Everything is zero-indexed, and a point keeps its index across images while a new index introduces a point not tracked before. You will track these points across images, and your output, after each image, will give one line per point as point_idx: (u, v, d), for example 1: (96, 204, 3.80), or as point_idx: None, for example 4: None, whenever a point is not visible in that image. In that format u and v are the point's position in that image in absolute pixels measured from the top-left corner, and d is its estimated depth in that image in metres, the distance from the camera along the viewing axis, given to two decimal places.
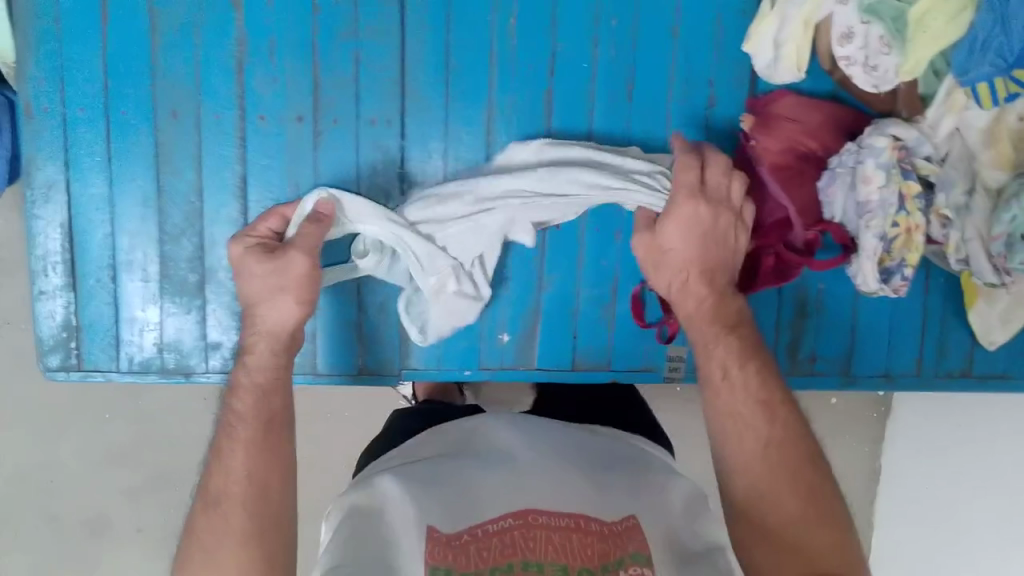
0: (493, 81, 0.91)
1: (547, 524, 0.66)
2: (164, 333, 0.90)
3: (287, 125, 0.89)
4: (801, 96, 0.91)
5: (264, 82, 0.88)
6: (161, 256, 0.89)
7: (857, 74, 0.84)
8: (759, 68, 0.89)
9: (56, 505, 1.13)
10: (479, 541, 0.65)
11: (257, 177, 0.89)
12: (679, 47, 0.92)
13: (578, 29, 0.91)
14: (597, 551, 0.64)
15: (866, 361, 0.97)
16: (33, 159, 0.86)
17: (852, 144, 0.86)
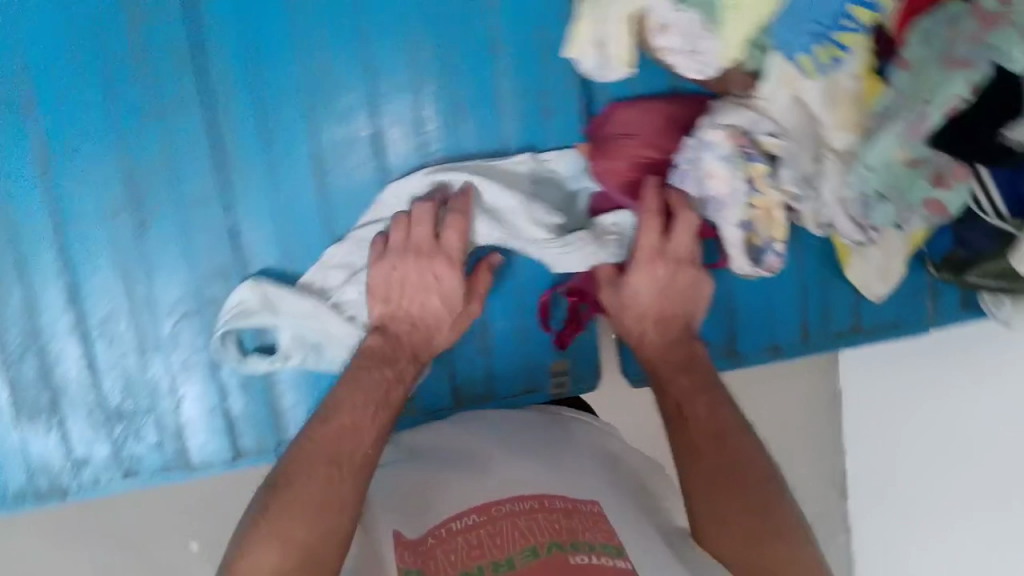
0: (312, 127, 0.85)
1: (511, 513, 0.66)
2: (28, 454, 0.86)
3: (116, 223, 0.84)
4: (634, 105, 0.86)
5: (159, 156, 0.83)
6: (7, 382, 0.85)
7: (682, 62, 0.80)
8: (589, 71, 0.83)
9: None
10: (443, 545, 0.64)
11: (97, 287, 0.85)
12: (505, 75, 0.86)
13: (394, 66, 0.85)
14: (564, 528, 0.63)
15: (751, 338, 0.94)
16: None
17: (688, 140, 0.80)
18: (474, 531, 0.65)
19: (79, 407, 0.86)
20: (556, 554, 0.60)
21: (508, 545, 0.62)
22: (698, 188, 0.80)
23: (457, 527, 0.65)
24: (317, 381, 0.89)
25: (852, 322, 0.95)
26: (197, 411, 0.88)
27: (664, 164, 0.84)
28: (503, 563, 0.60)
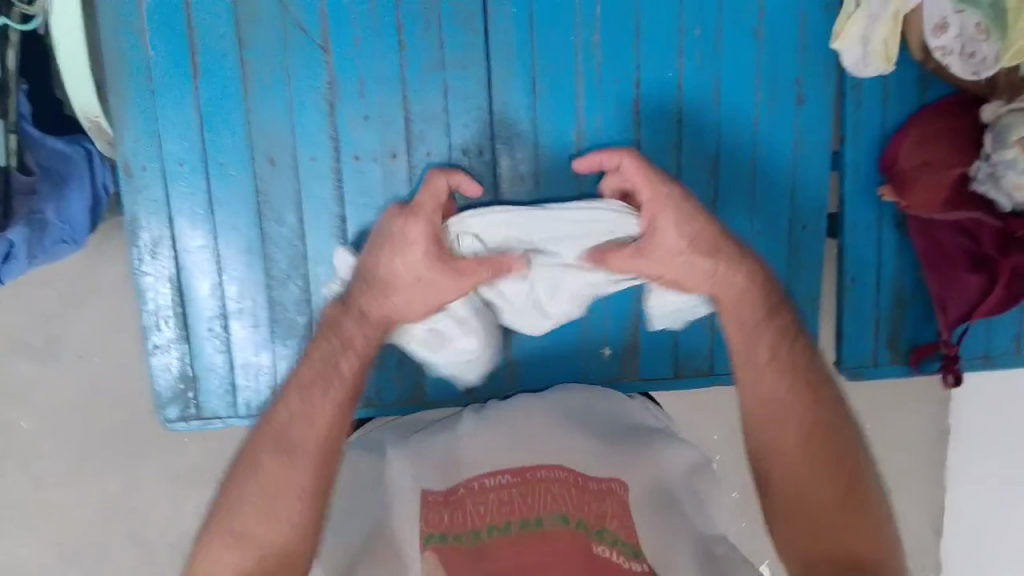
0: (581, 100, 0.91)
1: (547, 479, 0.88)
2: (277, 375, 0.93)
3: (383, 163, 0.90)
4: (909, 135, 0.94)
5: (356, 119, 0.88)
6: (270, 301, 0.91)
7: (956, 63, 0.86)
8: (847, 65, 0.90)
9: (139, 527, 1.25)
10: (476, 495, 0.87)
11: (357, 218, 0.90)
12: (763, 48, 0.91)
13: (662, 43, 0.90)
14: (594, 513, 0.85)
15: (920, 331, 1.01)
16: (136, 218, 0.88)
17: (982, 162, 0.90)
18: (509, 488, 0.87)
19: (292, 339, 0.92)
20: (582, 532, 0.83)
21: (539, 507, 0.85)
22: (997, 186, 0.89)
23: (489, 484, 0.88)
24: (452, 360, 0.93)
25: None
26: None
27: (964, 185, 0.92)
28: (532, 521, 0.84)
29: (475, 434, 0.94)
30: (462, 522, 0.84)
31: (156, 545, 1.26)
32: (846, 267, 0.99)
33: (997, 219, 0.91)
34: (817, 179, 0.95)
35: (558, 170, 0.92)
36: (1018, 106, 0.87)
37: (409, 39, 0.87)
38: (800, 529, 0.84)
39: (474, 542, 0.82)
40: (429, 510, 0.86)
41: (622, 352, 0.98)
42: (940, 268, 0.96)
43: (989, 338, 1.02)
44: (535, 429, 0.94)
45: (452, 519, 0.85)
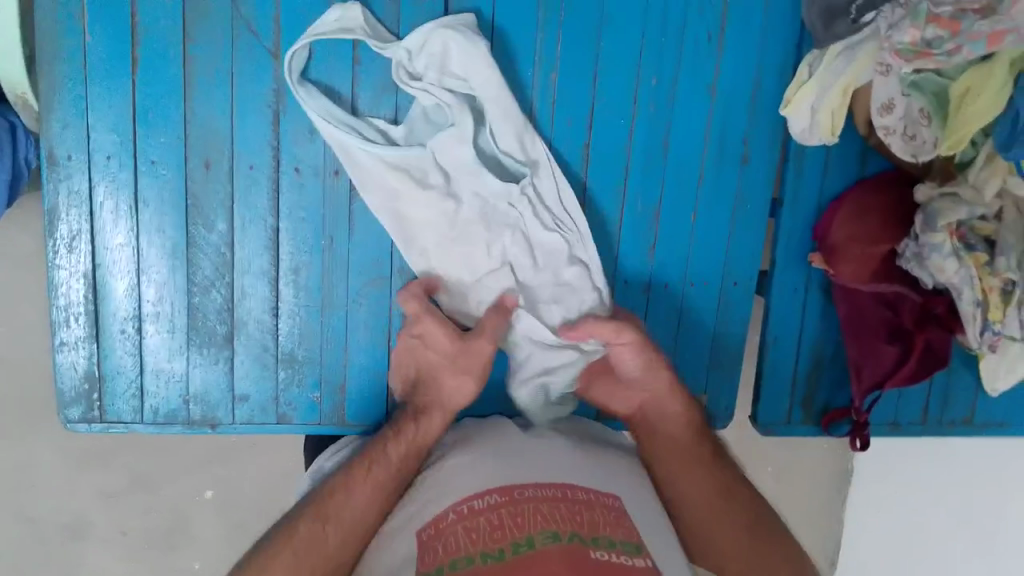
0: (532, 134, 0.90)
1: (531, 498, 0.77)
2: (191, 384, 0.90)
3: (323, 179, 0.88)
4: (853, 201, 0.95)
5: (300, 133, 0.86)
6: (190, 307, 0.88)
7: (897, 143, 0.88)
8: (793, 132, 0.91)
9: (33, 510, 1.21)
10: (464, 522, 0.75)
11: (291, 231, 0.88)
12: (717, 105, 0.92)
13: (619, 88, 0.90)
14: (584, 521, 0.74)
15: (837, 395, 1.04)
16: (55, 209, 0.84)
17: (910, 239, 0.93)
18: (496, 510, 0.76)
19: (208, 345, 0.89)
20: (577, 545, 0.71)
21: (530, 526, 0.73)
22: (920, 264, 0.93)
23: (479, 506, 0.77)
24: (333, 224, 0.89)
25: (965, 414, 1.07)
26: (270, 333, 0.90)
27: (891, 258, 0.96)
28: (523, 542, 0.71)
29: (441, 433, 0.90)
30: (455, 548, 0.72)
31: (47, 525, 1.22)
32: (769, 326, 1.00)
33: (919, 294, 0.96)
34: (753, 239, 0.97)
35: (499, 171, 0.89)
36: (951, 192, 0.91)
37: (361, 56, 0.86)
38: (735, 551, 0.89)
39: (471, 567, 0.70)
40: (424, 546, 0.74)
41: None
42: (860, 337, 0.99)
43: (898, 406, 1.05)
44: (516, 441, 0.85)
45: (447, 551, 0.72)
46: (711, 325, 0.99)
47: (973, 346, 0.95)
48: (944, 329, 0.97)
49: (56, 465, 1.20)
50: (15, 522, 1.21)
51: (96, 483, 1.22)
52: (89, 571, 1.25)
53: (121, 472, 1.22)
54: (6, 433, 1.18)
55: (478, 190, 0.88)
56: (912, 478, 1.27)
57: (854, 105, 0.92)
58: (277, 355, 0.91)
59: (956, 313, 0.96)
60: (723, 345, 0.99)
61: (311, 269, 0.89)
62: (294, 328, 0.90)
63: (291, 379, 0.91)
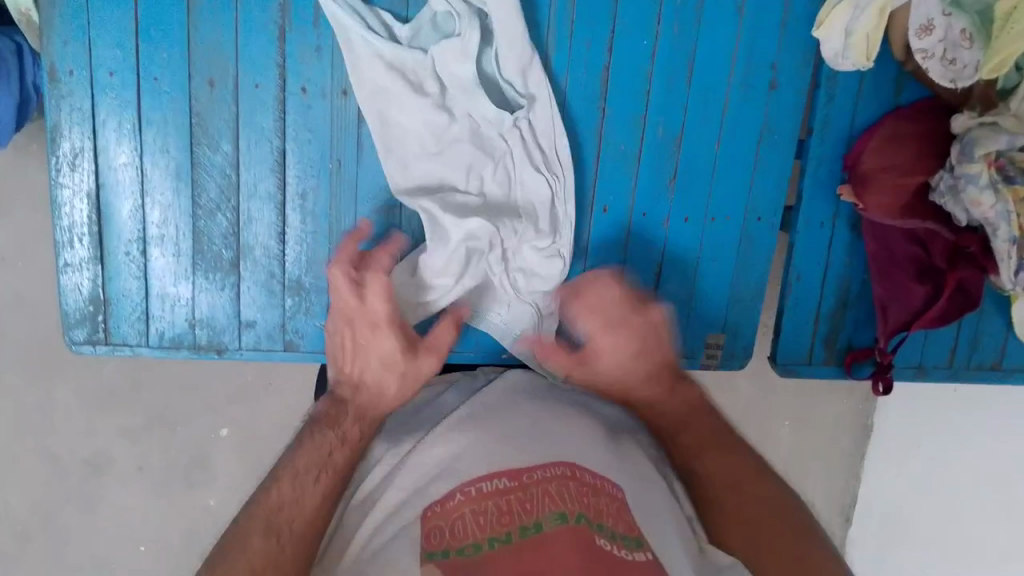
0: (548, 55, 0.87)
1: (541, 481, 0.70)
2: (196, 308, 0.88)
3: (331, 99, 0.85)
4: (887, 130, 0.90)
5: (307, 52, 0.83)
6: (194, 231, 0.86)
7: (935, 67, 0.83)
8: (825, 55, 0.87)
9: (55, 444, 1.21)
10: (473, 506, 0.68)
11: (297, 153, 0.85)
12: (744, 27, 0.88)
13: (642, 7, 0.86)
14: (591, 505, 0.68)
15: (861, 334, 1.00)
16: (57, 126, 0.82)
17: (946, 170, 0.89)
18: (505, 494, 0.69)
19: (214, 269, 0.87)
20: (584, 528, 0.66)
21: (541, 510, 0.67)
22: (954, 196, 0.88)
23: (488, 490, 0.69)
24: (321, 143, 0.86)
25: (993, 359, 1.03)
26: (275, 257, 0.88)
27: (925, 191, 0.92)
28: (531, 525, 0.66)
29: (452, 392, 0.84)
30: (463, 533, 0.66)
31: (68, 461, 1.22)
32: (794, 265, 0.96)
33: (951, 232, 0.92)
34: (779, 171, 0.92)
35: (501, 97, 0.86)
36: (990, 120, 0.86)
37: None
38: (736, 510, 0.79)
39: (477, 554, 0.64)
40: (427, 526, 0.67)
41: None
42: (887, 274, 0.95)
43: (925, 348, 1.01)
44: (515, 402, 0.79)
45: (455, 534, 0.66)
46: (732, 261, 0.94)
47: (1006, 286, 0.92)
48: (977, 269, 0.93)
49: (75, 402, 1.20)
50: (38, 459, 1.21)
51: (116, 420, 1.22)
52: (109, 506, 1.24)
53: (138, 408, 1.22)
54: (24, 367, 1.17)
55: (466, 108, 0.85)
56: (937, 428, 1.23)
57: (890, 28, 0.87)
58: (283, 282, 0.88)
59: (990, 252, 0.91)
60: (745, 283, 0.95)
61: (319, 194, 0.87)
62: (302, 255, 0.88)
63: (298, 307, 0.89)
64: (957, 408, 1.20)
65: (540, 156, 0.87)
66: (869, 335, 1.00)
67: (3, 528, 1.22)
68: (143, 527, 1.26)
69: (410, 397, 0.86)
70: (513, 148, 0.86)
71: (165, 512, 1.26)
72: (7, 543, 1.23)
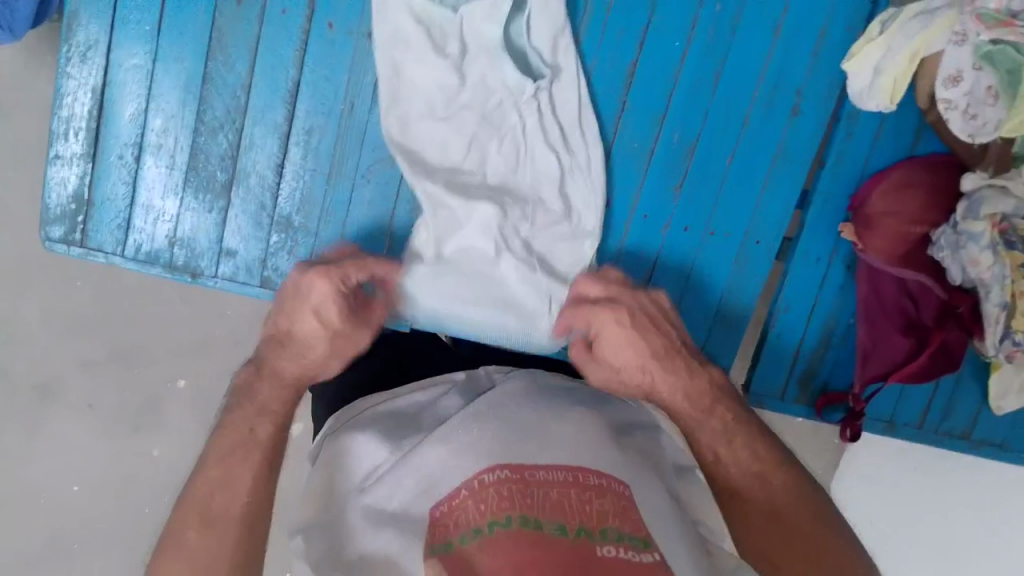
0: (579, 38, 0.86)
1: (546, 482, 0.59)
2: (180, 227, 0.86)
3: (356, 41, 0.84)
4: (897, 177, 0.90)
5: None
6: (193, 147, 0.84)
7: (955, 121, 0.83)
8: (850, 91, 0.88)
9: (8, 363, 1.17)
10: (474, 497, 0.58)
11: (311, 88, 0.84)
12: (777, 48, 0.88)
13: (681, 9, 0.86)
14: (596, 511, 0.57)
15: (838, 380, 0.99)
16: (75, 15, 0.81)
17: (949, 225, 0.89)
18: (506, 485, 0.58)
19: (205, 189, 0.85)
20: (585, 540, 0.54)
21: (543, 511, 0.56)
22: (953, 252, 0.88)
23: (489, 481, 0.59)
24: (333, 83, 0.85)
25: (965, 427, 1.02)
26: (270, 189, 0.86)
27: (924, 245, 0.92)
28: (531, 521, 0.55)
29: (454, 398, 0.71)
30: (462, 527, 0.57)
31: (20, 383, 1.18)
32: (782, 294, 0.96)
33: (943, 290, 0.93)
34: (785, 198, 0.92)
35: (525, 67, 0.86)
36: (1000, 183, 0.86)
37: None
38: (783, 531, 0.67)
39: (476, 541, 0.55)
40: (433, 527, 0.58)
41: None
42: (873, 321, 0.95)
43: (899, 404, 1.01)
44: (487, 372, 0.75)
45: (457, 531, 0.57)
46: (725, 279, 0.93)
47: (989, 353, 0.92)
48: (962, 331, 0.94)
49: (39, 324, 1.17)
50: None
51: (77, 350, 1.19)
52: (49, 438, 1.20)
53: (99, 338, 1.19)
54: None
55: (479, 75, 0.85)
56: None
57: (917, 75, 0.87)
58: (273, 216, 0.87)
59: (979, 316, 0.92)
60: (734, 303, 0.93)
61: (325, 134, 0.86)
62: (296, 192, 0.87)
63: (283, 245, 0.87)
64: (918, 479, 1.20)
65: (554, 135, 0.86)
66: (846, 380, 1.00)
67: None
68: (83, 465, 1.21)
69: (409, 397, 0.73)
70: (527, 120, 0.86)
71: (107, 451, 1.22)
72: None
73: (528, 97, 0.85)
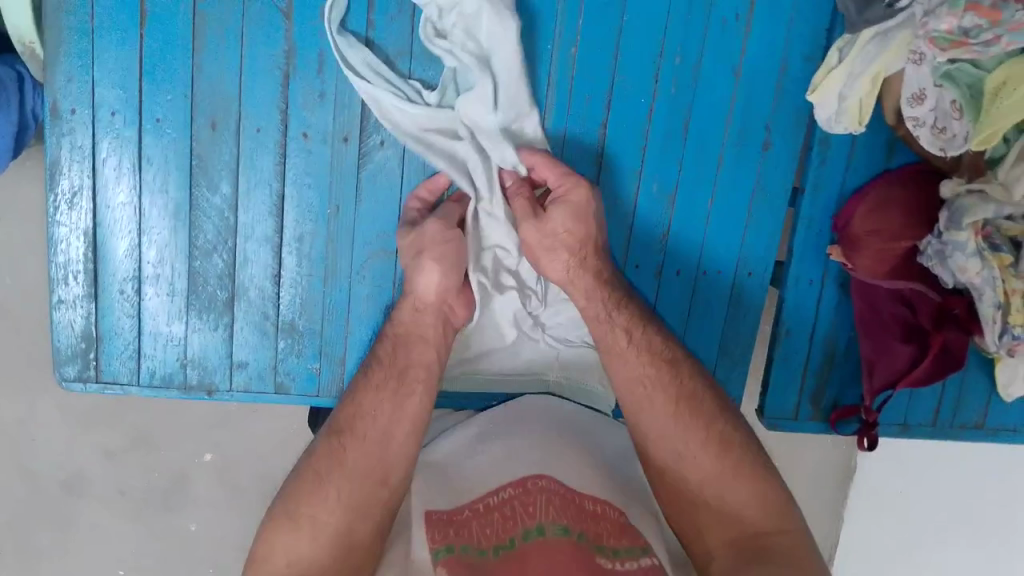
0: (548, 107, 0.88)
1: (545, 489, 0.81)
2: (188, 348, 0.88)
3: (332, 145, 0.85)
4: (870, 199, 0.92)
5: (310, 96, 0.84)
6: (189, 271, 0.86)
7: (925, 135, 0.86)
8: (819, 119, 0.89)
9: (35, 463, 1.19)
10: (479, 517, 0.80)
11: (297, 197, 0.86)
12: (740, 89, 0.90)
13: (642, 67, 0.88)
14: (593, 530, 0.78)
15: (847, 392, 1.01)
16: (56, 162, 0.82)
17: (934, 235, 0.91)
18: (510, 501, 0.81)
19: (209, 309, 0.87)
20: (584, 543, 0.76)
21: (541, 515, 0.78)
22: (940, 260, 0.90)
23: (494, 502, 0.81)
24: (343, 185, 0.87)
25: (976, 419, 1.04)
26: (269, 296, 0.88)
27: (913, 256, 0.93)
28: (534, 528, 0.77)
29: (494, 469, 0.85)
30: (469, 537, 0.78)
31: (48, 481, 1.20)
32: (782, 320, 0.97)
33: (937, 294, 0.94)
34: (771, 229, 0.94)
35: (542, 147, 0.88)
36: (978, 188, 0.88)
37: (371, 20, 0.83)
38: (722, 518, 0.83)
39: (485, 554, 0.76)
40: (433, 525, 0.78)
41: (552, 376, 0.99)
42: (874, 334, 0.96)
43: (910, 406, 1.02)
44: (522, 446, 0.87)
45: (459, 536, 0.78)
46: (723, 313, 0.96)
47: (989, 349, 0.93)
48: (962, 331, 0.94)
49: (59, 424, 1.18)
50: (16, 476, 1.19)
51: (99, 441, 1.20)
52: (85, 528, 1.22)
53: (122, 429, 1.20)
54: (8, 383, 1.16)
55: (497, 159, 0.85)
56: None
57: (884, 92, 0.89)
58: (277, 323, 0.89)
59: (976, 315, 0.93)
60: (733, 337, 0.97)
61: (316, 237, 0.87)
62: (295, 297, 0.88)
63: (290, 350, 0.90)
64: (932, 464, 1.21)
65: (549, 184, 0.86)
66: (856, 394, 1.02)
67: None
68: (120, 551, 1.23)
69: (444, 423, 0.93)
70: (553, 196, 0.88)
71: (141, 535, 1.23)
72: None
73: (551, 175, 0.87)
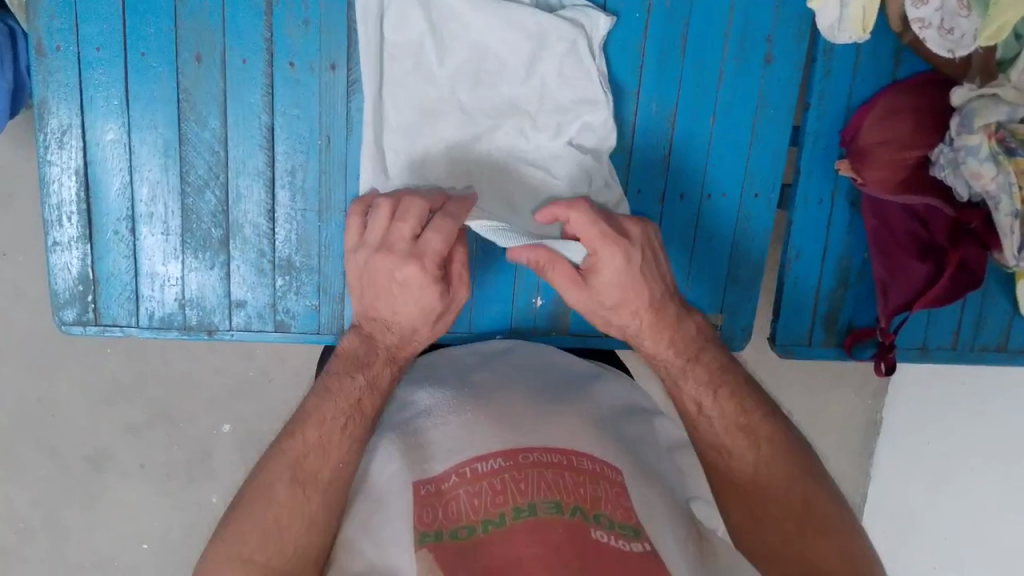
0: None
1: (540, 464, 0.62)
2: (186, 289, 0.87)
3: (320, 75, 0.84)
4: (881, 112, 0.89)
5: (294, 26, 0.83)
6: (183, 208, 0.85)
7: (932, 38, 0.82)
8: (821, 27, 0.86)
9: (56, 439, 1.16)
10: (465, 487, 0.61)
11: (285, 130, 0.85)
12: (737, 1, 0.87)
13: None
14: (589, 496, 0.60)
15: (860, 315, 0.99)
16: (44, 102, 0.81)
17: (947, 142, 0.87)
18: (501, 474, 0.61)
19: (206, 247, 0.86)
20: (580, 523, 0.58)
21: (533, 495, 0.60)
22: (951, 167, 0.86)
23: (483, 470, 0.62)
24: (330, 112, 0.85)
25: (998, 340, 1.01)
26: (264, 233, 0.87)
27: (924, 165, 0.90)
28: (525, 507, 0.59)
29: None
30: (454, 516, 0.60)
31: (71, 457, 1.17)
32: (791, 242, 0.95)
33: (952, 208, 0.89)
34: (775, 147, 0.91)
35: (539, 55, 0.84)
36: (990, 92, 0.84)
37: None
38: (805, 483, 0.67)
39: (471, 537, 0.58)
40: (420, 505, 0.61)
41: (554, 304, 0.94)
42: (887, 253, 0.93)
43: (928, 328, 0.99)
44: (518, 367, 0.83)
45: (448, 514, 0.60)
46: (729, 238, 0.94)
47: (1009, 263, 0.88)
48: (980, 245, 0.90)
49: (75, 399, 1.16)
50: (38, 453, 1.16)
51: (119, 415, 1.17)
52: (110, 502, 1.20)
53: (139, 402, 1.17)
54: (26, 361, 1.14)
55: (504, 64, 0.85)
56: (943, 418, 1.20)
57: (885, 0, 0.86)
58: (273, 261, 0.88)
59: (993, 228, 0.89)
60: (740, 264, 0.94)
61: (308, 170, 0.86)
62: (292, 234, 0.87)
63: (289, 288, 0.88)
64: (972, 408, 1.14)
65: (565, 105, 0.86)
66: (870, 314, 0.99)
67: (7, 522, 1.18)
68: (149, 526, 1.21)
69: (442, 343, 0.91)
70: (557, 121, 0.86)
71: (165, 507, 1.21)
72: (12, 539, 1.19)
73: (561, 106, 0.86)
